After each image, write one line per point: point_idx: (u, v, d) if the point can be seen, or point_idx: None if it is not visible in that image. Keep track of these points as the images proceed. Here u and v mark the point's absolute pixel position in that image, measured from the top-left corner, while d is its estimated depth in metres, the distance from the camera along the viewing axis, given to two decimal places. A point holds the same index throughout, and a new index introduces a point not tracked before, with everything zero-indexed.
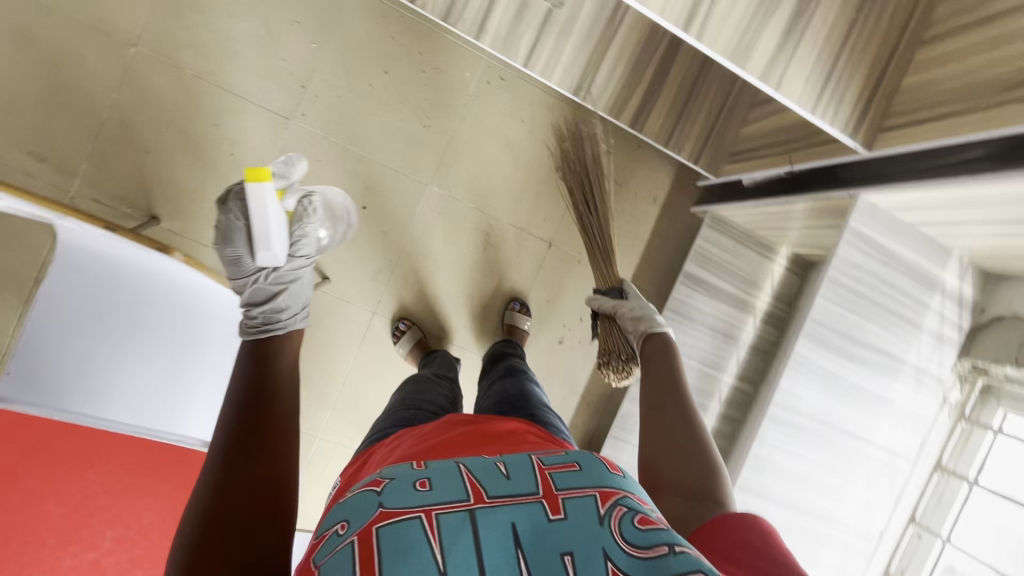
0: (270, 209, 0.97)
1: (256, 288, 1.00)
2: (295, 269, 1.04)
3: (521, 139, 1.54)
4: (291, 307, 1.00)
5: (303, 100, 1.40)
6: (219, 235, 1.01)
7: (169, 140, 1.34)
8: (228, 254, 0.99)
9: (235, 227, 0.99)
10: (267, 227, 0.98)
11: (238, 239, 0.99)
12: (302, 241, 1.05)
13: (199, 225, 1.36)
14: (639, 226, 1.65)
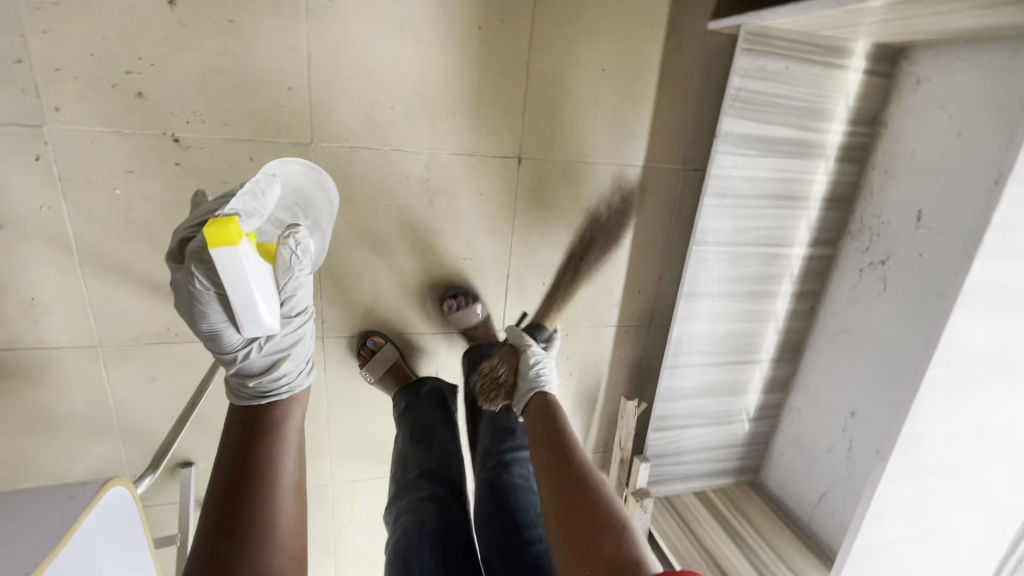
0: (245, 276, 0.69)
1: (246, 362, 0.79)
2: (294, 330, 0.83)
3: (422, 8, 0.93)
4: (293, 372, 0.83)
5: (39, 85, 0.82)
6: (181, 300, 0.73)
7: None
8: (204, 330, 0.74)
9: (196, 297, 0.71)
10: (247, 298, 0.71)
11: (211, 312, 0.72)
12: (293, 295, 0.81)
13: (23, 327, 0.94)
14: (641, 80, 1.08)
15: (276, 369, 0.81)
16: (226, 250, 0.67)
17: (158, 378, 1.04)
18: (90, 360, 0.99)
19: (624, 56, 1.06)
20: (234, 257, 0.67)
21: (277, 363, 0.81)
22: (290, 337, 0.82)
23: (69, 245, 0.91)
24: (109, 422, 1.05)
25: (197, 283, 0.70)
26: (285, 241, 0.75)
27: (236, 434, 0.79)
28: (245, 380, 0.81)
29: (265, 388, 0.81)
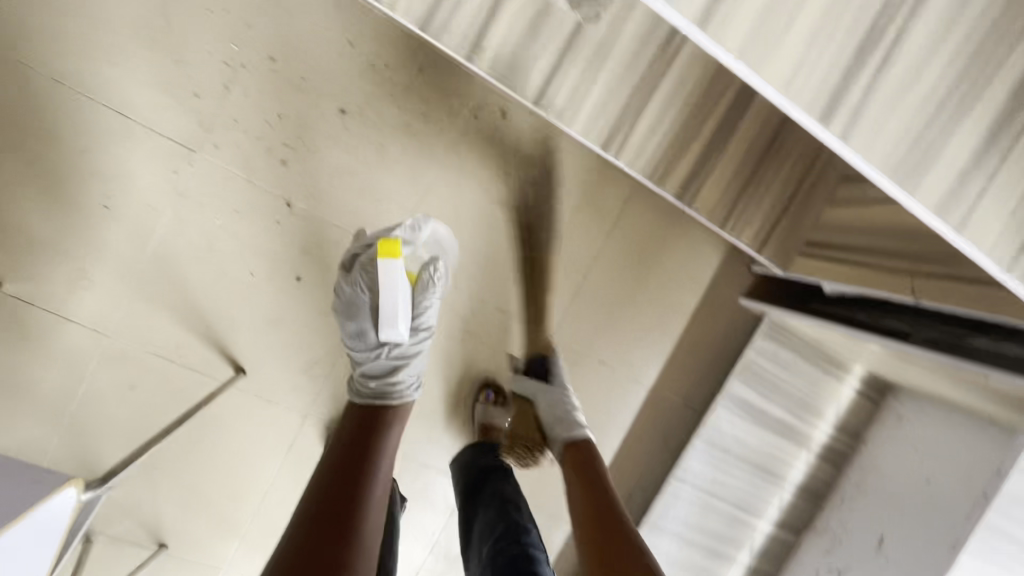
0: (397, 281, 0.95)
1: (375, 363, 0.97)
2: (418, 344, 0.99)
3: (528, 196, 1.13)
4: (406, 380, 0.96)
5: (216, 125, 0.99)
6: (344, 307, 0.98)
7: (17, 171, 0.94)
8: (352, 327, 0.97)
9: (357, 297, 0.97)
10: (391, 298, 0.95)
11: (363, 310, 0.97)
12: (422, 312, 0.99)
13: (57, 290, 0.98)
14: (673, 318, 1.24)
15: (394, 374, 0.96)
16: (388, 260, 0.96)
17: (137, 388, 1.04)
18: (91, 345, 1.01)
19: (665, 294, 1.23)
20: (394, 266, 0.95)
21: (397, 368, 0.96)
22: (415, 346, 0.99)
23: (148, 244, 1.00)
24: (65, 409, 1.02)
25: (359, 286, 0.97)
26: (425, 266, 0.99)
27: (342, 432, 0.90)
28: (366, 379, 0.96)
29: (381, 387, 0.95)
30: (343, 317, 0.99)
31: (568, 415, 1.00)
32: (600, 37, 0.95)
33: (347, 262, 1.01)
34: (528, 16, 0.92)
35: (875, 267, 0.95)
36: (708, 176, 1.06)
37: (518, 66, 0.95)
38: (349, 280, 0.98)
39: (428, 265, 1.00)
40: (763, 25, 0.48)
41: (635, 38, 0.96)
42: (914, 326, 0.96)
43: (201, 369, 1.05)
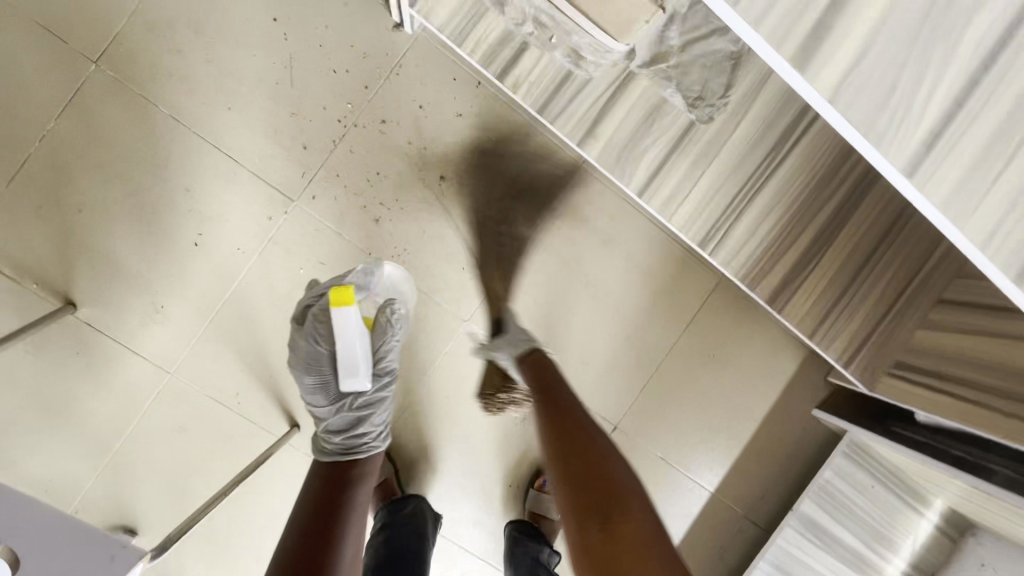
0: (354, 331, 0.86)
1: (336, 418, 0.88)
2: (381, 391, 0.92)
3: (610, 279, 1.11)
4: (375, 429, 0.88)
5: (317, 176, 0.99)
6: (299, 362, 0.89)
7: (117, 200, 0.94)
8: (314, 381, 0.88)
9: (315, 351, 0.88)
10: (350, 350, 0.86)
11: (319, 364, 0.88)
12: (384, 357, 0.93)
13: (130, 320, 0.96)
14: (741, 421, 1.18)
15: (359, 426, 0.87)
16: (342, 309, 0.86)
17: (187, 431, 0.99)
18: (150, 381, 0.97)
19: (736, 395, 1.18)
20: (348, 314, 0.86)
21: (361, 419, 0.88)
22: (377, 393, 0.91)
23: (229, 285, 0.98)
24: (109, 445, 0.97)
25: (315, 336, 0.88)
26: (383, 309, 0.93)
27: (305, 500, 0.80)
28: (327, 439, 0.87)
29: (348, 442, 0.86)
30: (297, 374, 0.89)
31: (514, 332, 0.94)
32: (711, 137, 0.95)
33: (300, 315, 0.92)
34: (644, 109, 0.94)
35: (982, 404, 0.91)
36: (800, 284, 1.04)
37: (625, 156, 0.94)
38: (303, 332, 0.89)
39: (387, 308, 0.94)
40: (971, 180, 0.45)
41: (747, 141, 0.96)
42: (1004, 470, 0.91)
43: (255, 419, 1.00)
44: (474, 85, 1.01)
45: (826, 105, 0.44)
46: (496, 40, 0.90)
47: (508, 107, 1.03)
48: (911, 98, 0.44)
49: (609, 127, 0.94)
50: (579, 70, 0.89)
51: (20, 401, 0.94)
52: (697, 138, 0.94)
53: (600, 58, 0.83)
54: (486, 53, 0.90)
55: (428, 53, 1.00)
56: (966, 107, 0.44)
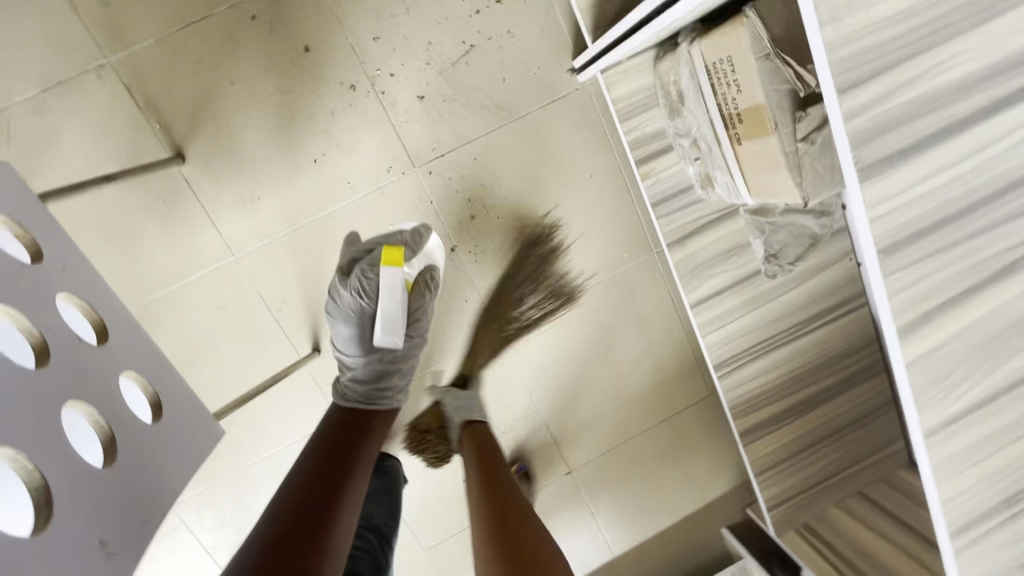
0: (396, 289, 0.94)
1: (364, 369, 0.95)
2: (409, 348, 0.99)
3: (628, 354, 1.24)
4: (398, 385, 0.95)
5: (444, 156, 1.07)
6: (339, 308, 0.96)
7: (267, 90, 0.99)
8: (350, 332, 0.96)
9: (354, 306, 0.95)
10: (391, 309, 0.94)
11: (360, 319, 0.96)
12: (420, 320, 1.00)
13: (223, 196, 1.01)
14: (665, 512, 1.35)
15: (384, 379, 0.94)
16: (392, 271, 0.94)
17: (221, 312, 1.05)
18: (212, 255, 1.02)
19: (672, 491, 1.34)
20: (393, 275, 0.94)
21: (387, 373, 0.95)
22: (407, 350, 0.98)
23: (323, 207, 1.04)
24: (149, 291, 1.02)
25: (357, 288, 0.94)
26: (422, 276, 1.00)
27: (325, 429, 0.84)
28: (355, 385, 0.94)
29: (371, 392, 0.93)
30: (335, 320, 0.97)
31: (465, 400, 1.06)
32: (765, 290, 1.11)
33: (346, 265, 0.97)
34: (729, 243, 1.08)
35: None
36: (771, 431, 1.18)
37: (697, 271, 1.08)
38: (348, 281, 0.96)
39: (427, 275, 1.00)
40: (958, 459, 0.61)
41: (789, 306, 1.13)
42: None
43: (286, 328, 1.07)
44: (607, 148, 1.12)
45: (902, 366, 0.58)
46: (649, 133, 1.02)
47: (624, 180, 1.14)
48: (953, 387, 0.59)
49: (696, 243, 1.07)
50: (702, 192, 1.01)
51: (87, 216, 0.97)
52: (755, 286, 1.10)
53: (723, 195, 0.96)
54: (635, 136, 1.03)
55: (587, 101, 1.10)
56: (985, 409, 0.59)
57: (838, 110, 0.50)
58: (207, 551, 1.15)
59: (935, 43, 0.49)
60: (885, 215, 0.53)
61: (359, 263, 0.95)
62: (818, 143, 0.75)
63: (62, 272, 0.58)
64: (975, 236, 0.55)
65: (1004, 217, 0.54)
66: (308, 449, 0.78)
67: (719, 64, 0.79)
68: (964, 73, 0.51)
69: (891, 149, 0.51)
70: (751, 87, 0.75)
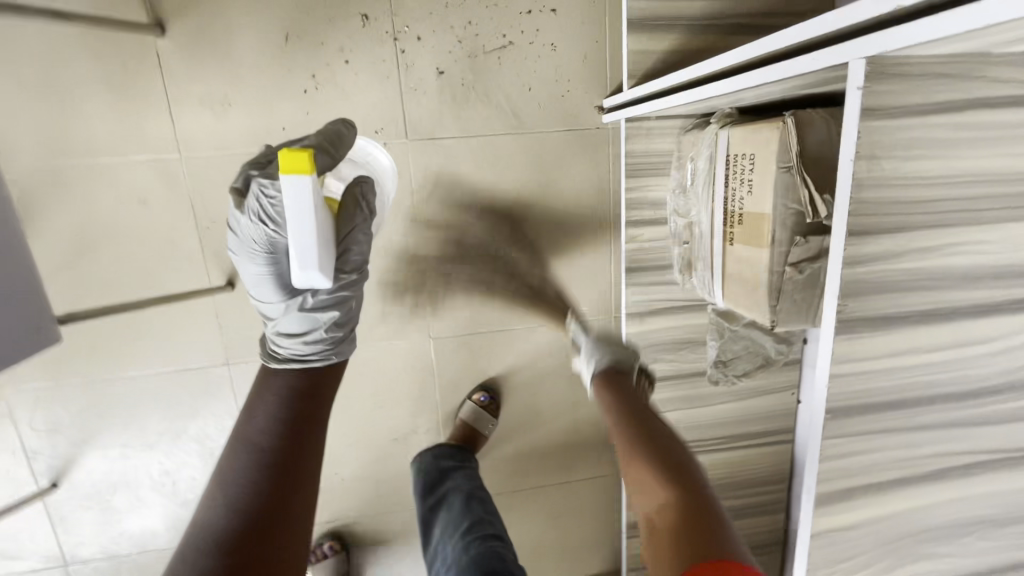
0: (310, 206, 0.70)
1: (289, 319, 0.79)
2: (340, 286, 0.81)
3: (551, 406, 1.18)
4: (336, 332, 0.81)
5: (441, 141, 1.00)
6: (241, 238, 0.76)
7: (283, 0, 0.90)
8: (263, 273, 0.77)
9: (261, 236, 0.75)
10: (306, 236, 0.71)
11: (272, 254, 0.77)
12: (352, 252, 0.80)
13: (193, 89, 0.91)
14: None
15: (317, 328, 0.80)
16: (297, 179, 0.68)
17: (141, 208, 0.93)
18: (155, 144, 0.92)
19: (543, 558, 1.27)
20: (298, 187, 0.68)
21: (318, 320, 0.80)
22: (338, 290, 0.81)
23: (295, 142, 0.95)
24: (68, 155, 0.90)
25: (263, 210, 0.73)
26: (354, 191, 0.80)
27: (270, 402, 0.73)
28: (280, 343, 0.80)
29: (300, 350, 0.80)
30: (238, 257, 0.77)
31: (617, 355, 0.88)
32: (704, 393, 1.07)
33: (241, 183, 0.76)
34: (687, 336, 1.05)
35: None
36: None
37: (646, 351, 1.04)
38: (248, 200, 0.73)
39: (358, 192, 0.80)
40: None
41: (720, 417, 1.10)
42: None
43: (208, 251, 0.97)
44: (605, 199, 1.07)
45: (806, 535, 0.53)
46: (649, 199, 0.98)
47: (611, 236, 1.09)
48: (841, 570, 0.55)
49: (656, 323, 1.03)
50: (680, 278, 0.97)
51: (31, 51, 0.85)
52: (695, 386, 1.07)
53: (698, 287, 0.92)
54: (637, 197, 0.98)
55: (604, 145, 1.04)
56: None
57: (838, 255, 0.45)
58: (26, 453, 1.01)
59: (956, 224, 0.46)
60: (845, 377, 0.49)
61: (254, 177, 0.72)
62: (805, 275, 0.71)
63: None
64: (920, 429, 0.52)
65: (953, 420, 0.52)
66: (245, 441, 0.69)
67: (740, 158, 0.75)
68: (971, 266, 0.48)
69: (875, 313, 0.47)
70: (763, 194, 0.71)
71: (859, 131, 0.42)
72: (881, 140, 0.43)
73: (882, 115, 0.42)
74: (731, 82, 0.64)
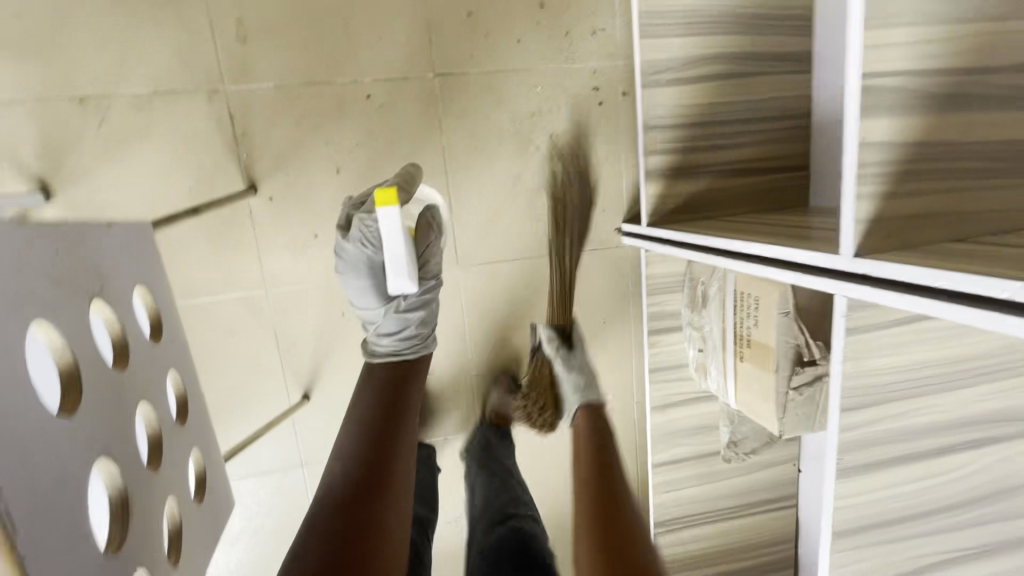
0: (399, 235, 0.81)
1: (387, 321, 0.90)
2: (423, 292, 0.92)
3: None
4: (422, 331, 0.92)
5: (487, 263, 1.17)
6: (343, 262, 0.87)
7: (356, 159, 1.06)
8: (363, 287, 0.88)
9: (361, 257, 0.86)
10: (396, 256, 0.83)
11: (371, 270, 0.88)
12: (432, 262, 0.93)
13: (279, 236, 1.06)
14: None
15: (408, 329, 0.91)
16: (389, 212, 0.79)
17: (231, 336, 1.08)
18: (245, 283, 1.06)
19: None
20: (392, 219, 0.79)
21: (408, 321, 0.91)
22: (423, 293, 0.92)
23: None
24: (171, 296, 1.04)
25: (359, 240, 0.84)
26: (427, 214, 0.93)
27: (371, 389, 0.85)
28: (380, 342, 0.91)
29: (396, 347, 0.90)
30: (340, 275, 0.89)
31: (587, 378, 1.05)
32: (718, 468, 1.23)
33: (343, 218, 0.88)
34: (702, 421, 1.21)
35: None
36: None
37: (668, 436, 1.20)
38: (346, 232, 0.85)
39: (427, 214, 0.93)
40: None
41: (733, 488, 1.26)
42: None
43: (288, 369, 1.11)
44: (628, 304, 1.24)
45: None
46: (667, 310, 1.15)
47: (632, 334, 1.26)
48: None
49: (676, 412, 1.19)
50: (695, 376, 1.14)
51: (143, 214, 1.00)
52: (710, 462, 1.23)
53: (712, 386, 1.08)
54: (656, 308, 1.15)
55: (623, 260, 1.22)
56: None
57: (835, 424, 0.62)
58: None
59: (918, 396, 0.64)
60: (844, 509, 0.65)
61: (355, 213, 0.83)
62: (803, 396, 0.89)
63: (171, 342, 0.71)
64: (905, 540, 0.68)
65: (925, 532, 0.69)
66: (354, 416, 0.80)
67: (746, 296, 0.92)
68: (930, 424, 0.65)
69: (863, 462, 0.64)
70: (767, 330, 0.89)
71: (845, 343, 0.60)
72: (858, 349, 0.60)
73: (858, 330, 0.60)
74: (760, 266, 0.74)
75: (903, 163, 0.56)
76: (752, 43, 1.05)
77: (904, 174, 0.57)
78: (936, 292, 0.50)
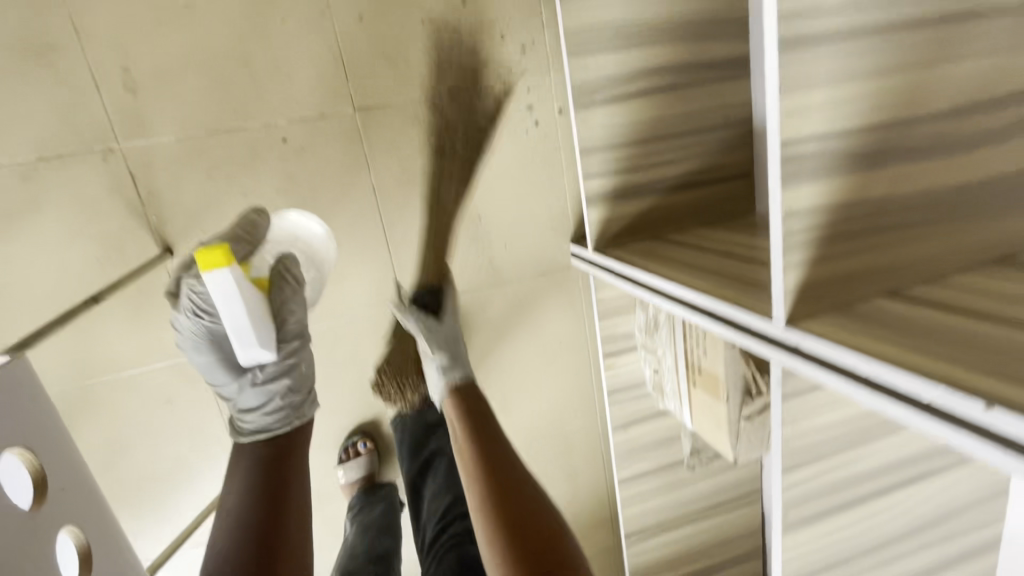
0: (234, 297, 0.76)
1: (244, 395, 0.85)
2: (285, 356, 0.86)
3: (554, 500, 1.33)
4: (291, 399, 0.87)
5: None
6: (184, 339, 0.82)
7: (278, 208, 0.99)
8: (211, 359, 0.83)
9: (199, 328, 0.80)
10: (233, 320, 0.78)
11: (214, 342, 0.82)
12: (289, 322, 0.85)
13: None
14: None
15: (270, 401, 0.85)
16: (214, 274, 0.74)
17: (167, 406, 1.02)
18: (174, 350, 1.00)
19: None
20: (222, 283, 0.74)
21: (269, 392, 0.85)
22: (284, 357, 0.86)
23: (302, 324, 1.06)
24: (95, 373, 0.97)
25: (194, 308, 0.79)
26: (281, 269, 0.86)
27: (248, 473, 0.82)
28: (243, 419, 0.86)
29: (263, 423, 0.86)
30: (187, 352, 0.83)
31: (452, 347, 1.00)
32: (683, 476, 1.25)
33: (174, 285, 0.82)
34: (664, 433, 1.21)
35: None
36: None
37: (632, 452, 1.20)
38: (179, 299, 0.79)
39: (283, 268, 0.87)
40: None
41: (700, 493, 1.27)
42: None
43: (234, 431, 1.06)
44: (582, 324, 1.22)
45: None
46: (621, 330, 1.13)
47: (589, 352, 1.24)
48: None
49: (638, 428, 1.19)
50: (654, 394, 1.13)
51: (49, 292, 0.92)
52: (675, 472, 1.24)
53: (670, 407, 1.08)
54: (610, 330, 1.13)
55: (574, 280, 1.19)
56: None
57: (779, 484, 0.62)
58: None
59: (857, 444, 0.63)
60: (796, 561, 0.65)
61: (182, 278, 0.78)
62: (756, 423, 0.89)
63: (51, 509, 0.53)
64: None
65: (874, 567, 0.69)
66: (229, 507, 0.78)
67: (693, 326, 0.91)
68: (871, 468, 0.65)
69: (810, 515, 0.64)
70: (715, 362, 0.88)
71: (782, 406, 0.59)
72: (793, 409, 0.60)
73: (794, 394, 0.59)
74: (711, 319, 0.70)
75: (829, 227, 0.54)
76: (686, 53, 1.01)
77: (831, 238, 0.54)
78: (926, 408, 0.44)
